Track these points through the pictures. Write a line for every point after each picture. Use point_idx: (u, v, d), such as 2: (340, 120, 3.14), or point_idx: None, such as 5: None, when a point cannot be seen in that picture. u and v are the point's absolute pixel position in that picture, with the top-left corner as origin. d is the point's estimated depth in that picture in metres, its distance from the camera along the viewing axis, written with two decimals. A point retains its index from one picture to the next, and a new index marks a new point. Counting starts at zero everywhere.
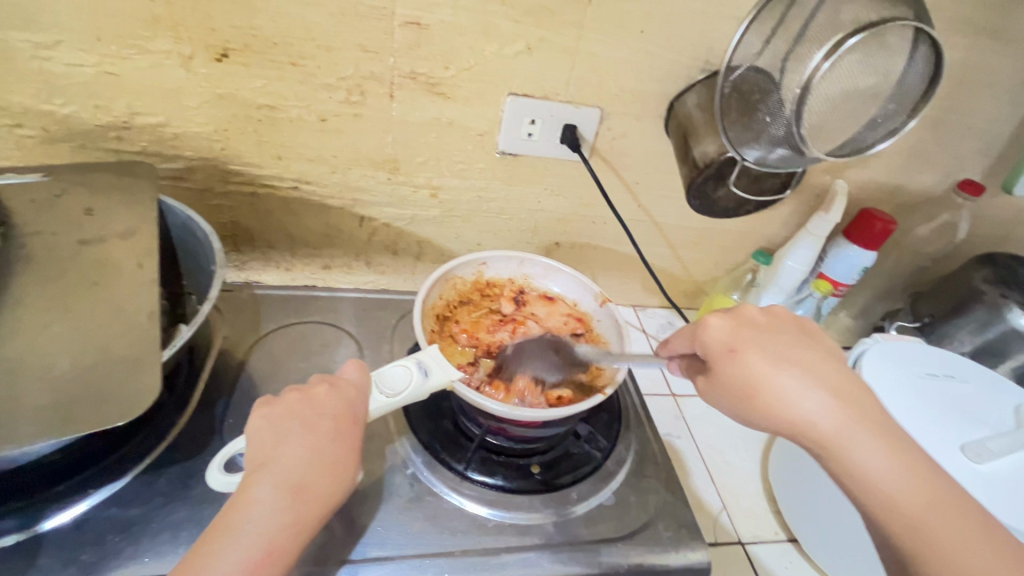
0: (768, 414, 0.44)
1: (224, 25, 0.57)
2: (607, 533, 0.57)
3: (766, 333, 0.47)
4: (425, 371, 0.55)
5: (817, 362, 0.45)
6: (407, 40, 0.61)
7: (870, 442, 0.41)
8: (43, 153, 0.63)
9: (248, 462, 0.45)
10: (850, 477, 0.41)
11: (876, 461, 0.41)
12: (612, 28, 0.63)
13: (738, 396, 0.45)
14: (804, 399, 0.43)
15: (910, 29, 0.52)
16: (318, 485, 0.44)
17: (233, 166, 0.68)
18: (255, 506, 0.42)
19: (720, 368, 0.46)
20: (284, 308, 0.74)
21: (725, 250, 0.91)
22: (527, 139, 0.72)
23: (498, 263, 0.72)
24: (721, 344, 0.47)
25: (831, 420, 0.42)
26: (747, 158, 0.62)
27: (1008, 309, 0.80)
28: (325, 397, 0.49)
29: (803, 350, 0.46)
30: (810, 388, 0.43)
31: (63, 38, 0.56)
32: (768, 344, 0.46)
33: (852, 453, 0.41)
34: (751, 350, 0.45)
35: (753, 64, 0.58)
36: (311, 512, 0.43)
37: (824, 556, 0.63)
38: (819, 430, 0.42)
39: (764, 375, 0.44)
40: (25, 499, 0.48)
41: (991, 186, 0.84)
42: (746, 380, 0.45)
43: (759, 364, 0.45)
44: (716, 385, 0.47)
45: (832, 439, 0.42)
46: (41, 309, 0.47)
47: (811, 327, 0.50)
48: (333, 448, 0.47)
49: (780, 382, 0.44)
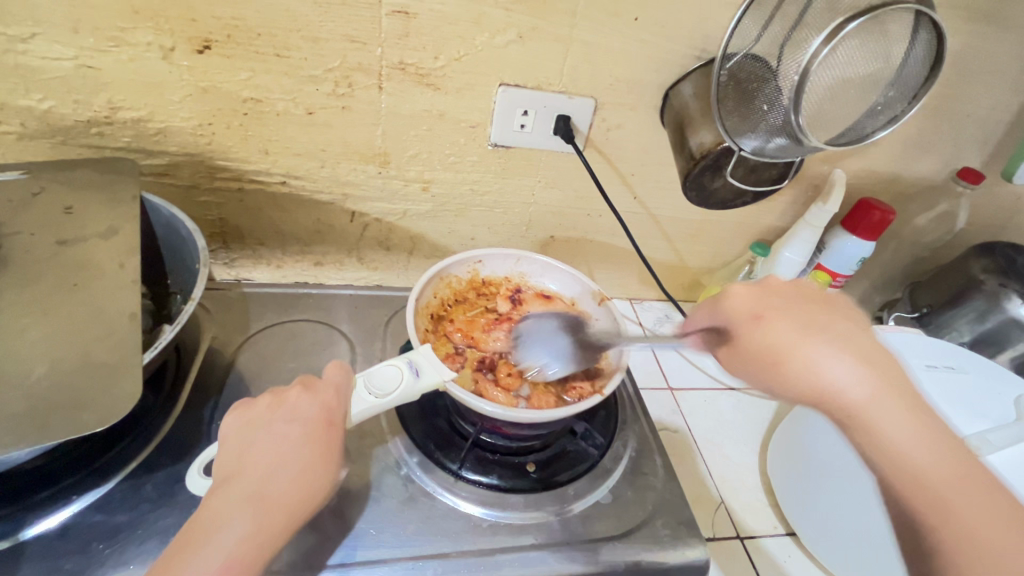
0: (788, 374, 0.45)
1: (206, 16, 0.55)
2: (604, 532, 0.57)
3: (790, 303, 0.48)
4: (416, 372, 0.53)
5: (842, 328, 0.46)
6: (395, 29, 0.59)
7: (892, 408, 0.41)
8: (23, 150, 0.61)
9: (219, 474, 0.45)
10: (867, 436, 0.42)
11: (896, 426, 0.41)
12: (606, 16, 0.62)
13: (760, 360, 0.47)
14: (824, 362, 0.44)
15: (910, 13, 0.51)
16: (284, 492, 0.43)
17: (219, 162, 0.67)
18: (220, 515, 0.41)
19: (746, 336, 0.48)
20: (274, 306, 0.73)
21: (722, 242, 0.89)
22: (520, 131, 0.70)
23: (494, 260, 0.72)
24: (749, 312, 0.48)
25: (847, 379, 0.43)
26: (745, 148, 0.60)
27: (1006, 299, 0.79)
28: (299, 400, 0.49)
29: (828, 320, 0.47)
30: (834, 354, 0.44)
31: (39, 31, 0.54)
32: (793, 314, 0.47)
33: (868, 414, 0.42)
34: (777, 317, 0.47)
35: (750, 51, 0.57)
36: (277, 522, 0.42)
37: (824, 551, 0.62)
38: (836, 394, 0.43)
39: (784, 341, 0.46)
40: (9, 506, 0.47)
41: (990, 175, 0.83)
42: (768, 345, 0.46)
43: (781, 330, 0.46)
44: (739, 351, 0.49)
45: (845, 394, 0.43)
46: (17, 313, 0.46)
47: (840, 299, 0.50)
48: (301, 453, 0.45)
49: (800, 344, 0.45)
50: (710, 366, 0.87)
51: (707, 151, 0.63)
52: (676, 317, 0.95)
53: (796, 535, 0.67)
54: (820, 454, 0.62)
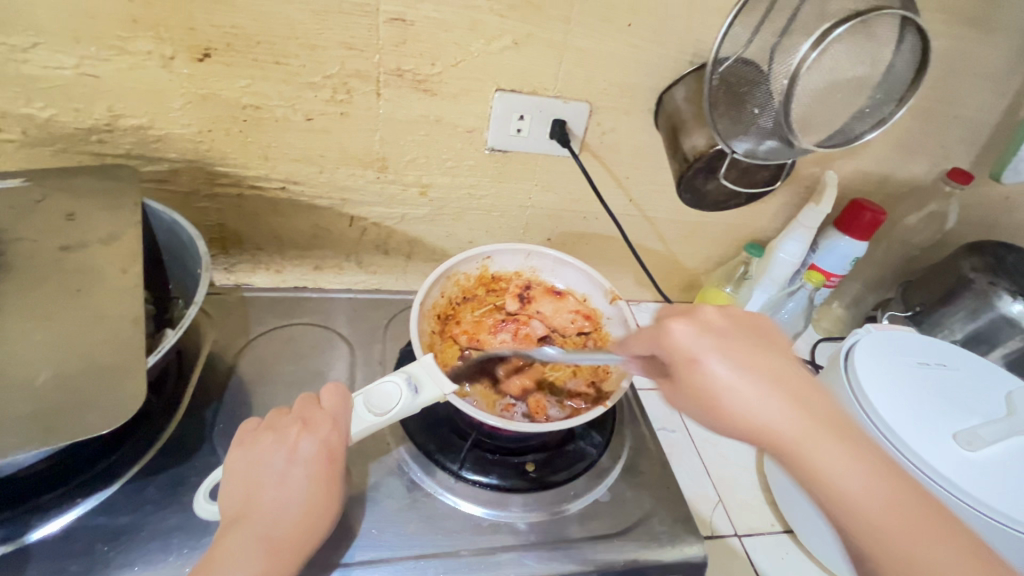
0: (728, 421, 0.42)
1: (205, 25, 0.56)
2: (602, 530, 0.57)
3: (717, 333, 0.44)
4: (415, 388, 0.54)
5: (773, 364, 0.43)
6: (392, 37, 0.60)
7: (833, 450, 0.40)
8: (24, 158, 0.62)
9: (229, 513, 0.46)
10: (810, 481, 0.40)
11: (839, 469, 0.39)
12: (600, 22, 0.63)
13: (699, 404, 0.43)
14: (760, 408, 0.41)
15: (897, 19, 0.52)
16: (292, 537, 0.45)
17: (218, 168, 0.67)
18: (229, 558, 0.42)
19: (680, 374, 0.44)
20: (274, 311, 0.73)
21: (717, 243, 0.90)
22: (517, 135, 0.71)
23: (503, 256, 0.72)
24: (681, 351, 0.44)
25: (787, 424, 0.40)
26: (737, 150, 0.61)
27: (997, 297, 0.80)
28: (299, 437, 0.49)
29: (760, 353, 0.44)
30: (768, 396, 0.41)
31: (40, 40, 0.55)
32: (729, 349, 0.43)
33: (812, 460, 0.40)
34: (709, 354, 0.43)
35: (741, 56, 0.57)
36: (287, 569, 0.43)
37: (820, 546, 0.63)
38: (780, 439, 0.40)
39: (723, 382, 0.42)
40: (13, 511, 0.47)
41: (979, 175, 0.84)
42: (706, 388, 0.42)
43: (719, 370, 0.42)
44: (679, 392, 0.45)
45: (787, 440, 0.40)
46: (21, 318, 0.46)
47: (765, 321, 0.47)
48: (307, 496, 0.47)
49: (738, 387, 0.42)
50: None
51: (700, 154, 0.65)
52: None
53: (793, 532, 0.68)
54: None
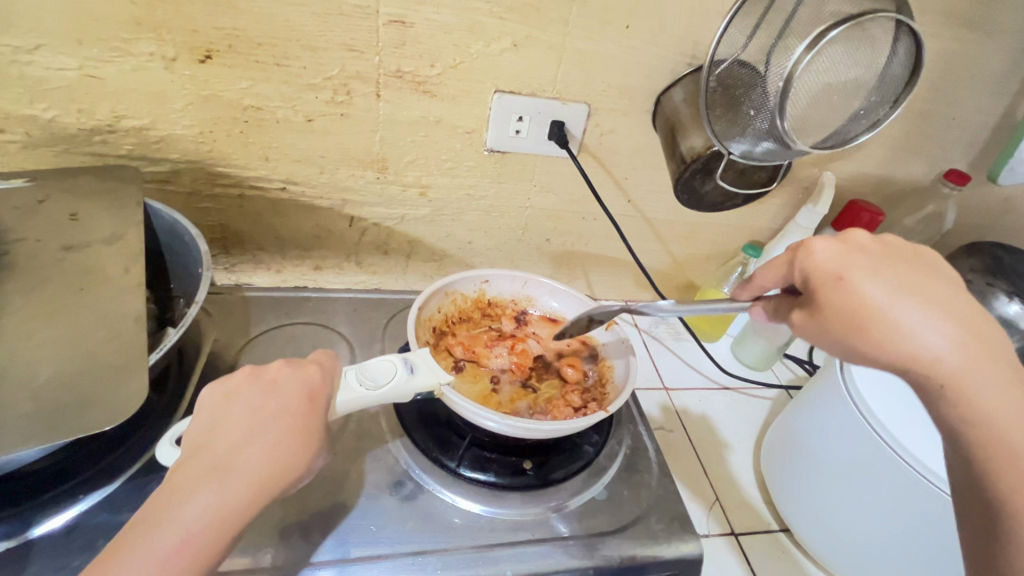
0: (875, 344, 0.40)
1: (207, 27, 0.57)
2: (600, 527, 0.58)
3: (884, 260, 0.43)
4: (411, 368, 0.55)
5: (940, 293, 0.41)
6: (392, 39, 0.61)
7: (997, 385, 0.37)
8: (27, 158, 0.62)
9: (188, 442, 0.44)
10: (960, 415, 0.37)
11: (998, 407, 0.36)
12: (597, 24, 0.63)
13: (842, 326, 0.42)
14: (919, 329, 0.39)
15: (891, 22, 0.53)
16: (250, 465, 0.42)
17: (219, 169, 0.68)
18: (182, 488, 0.40)
19: (825, 296, 0.43)
20: (275, 310, 0.74)
21: (715, 244, 0.91)
22: (515, 137, 0.71)
23: (500, 281, 0.74)
24: (829, 270, 0.43)
25: (948, 349, 0.38)
26: (733, 151, 0.62)
27: (994, 298, 0.80)
28: (277, 375, 0.49)
29: (929, 282, 0.42)
30: (929, 319, 0.39)
31: (44, 42, 0.55)
32: (885, 274, 0.42)
33: (968, 391, 0.37)
34: (863, 275, 0.42)
35: (737, 58, 0.58)
36: (241, 495, 0.41)
37: (814, 544, 0.64)
38: (934, 363, 0.38)
39: (879, 302, 0.41)
40: (16, 507, 0.48)
41: (976, 176, 0.85)
42: (857, 305, 0.41)
43: (870, 289, 0.41)
44: (818, 315, 0.44)
45: (942, 365, 0.38)
46: (25, 317, 0.47)
47: (934, 259, 0.45)
48: (276, 429, 0.45)
49: (893, 307, 0.40)
50: (706, 367, 0.88)
51: (697, 155, 0.65)
52: (670, 318, 0.96)
53: (789, 531, 0.68)
54: (807, 451, 0.64)
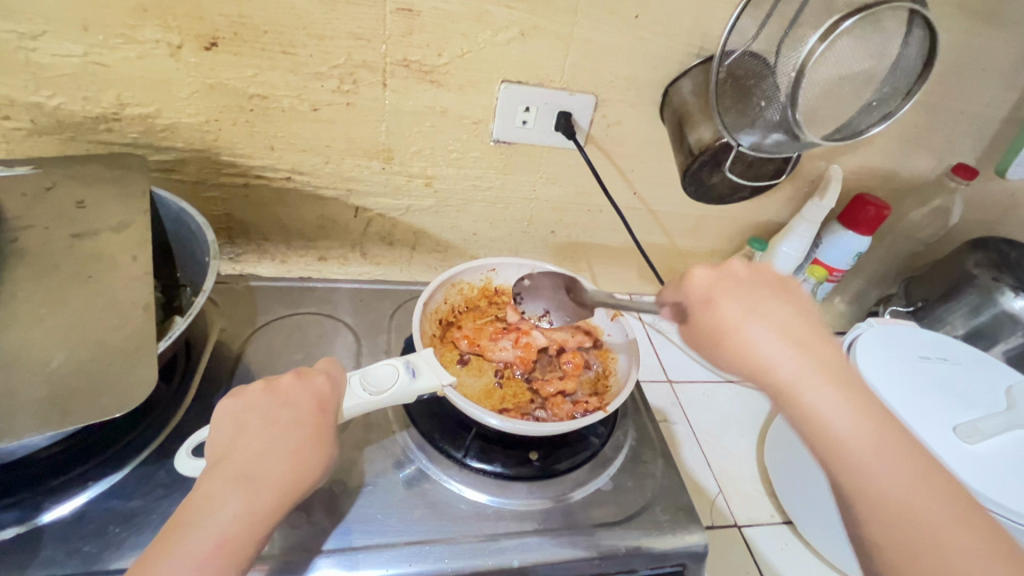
0: (731, 359, 0.44)
1: (213, 14, 0.56)
2: (606, 518, 0.58)
3: (740, 282, 0.47)
4: (413, 372, 0.55)
5: (788, 313, 0.44)
6: (399, 27, 0.60)
7: (829, 395, 0.40)
8: (33, 146, 0.62)
9: (210, 455, 0.44)
10: (803, 419, 0.41)
11: (837, 414, 0.40)
12: (605, 14, 0.63)
13: (710, 342, 0.46)
14: (765, 345, 0.43)
15: (905, 13, 0.52)
16: (273, 472, 0.43)
17: (225, 158, 0.68)
18: (211, 497, 0.41)
19: (696, 315, 0.47)
20: (280, 300, 0.74)
21: (721, 237, 0.91)
22: (522, 127, 0.71)
23: (507, 269, 0.74)
24: (699, 293, 0.47)
25: (786, 364, 0.42)
26: (742, 144, 0.61)
27: (1000, 293, 0.81)
28: (288, 385, 0.49)
29: (780, 304, 0.45)
30: (775, 337, 0.43)
31: (49, 29, 0.55)
32: (743, 294, 0.46)
33: (804, 400, 0.40)
34: (725, 299, 0.45)
35: (748, 49, 0.58)
36: (266, 501, 0.41)
37: (817, 537, 0.64)
38: (777, 376, 0.42)
39: (734, 322, 0.44)
40: (26, 492, 0.48)
41: (984, 171, 0.84)
42: (717, 325, 0.45)
43: (729, 310, 0.45)
44: (693, 334, 0.47)
45: (784, 378, 0.41)
46: (34, 303, 0.47)
47: (791, 282, 0.48)
48: (291, 437, 0.45)
49: (746, 327, 0.44)
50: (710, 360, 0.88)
51: (705, 146, 0.65)
52: None
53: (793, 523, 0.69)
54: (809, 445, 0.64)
